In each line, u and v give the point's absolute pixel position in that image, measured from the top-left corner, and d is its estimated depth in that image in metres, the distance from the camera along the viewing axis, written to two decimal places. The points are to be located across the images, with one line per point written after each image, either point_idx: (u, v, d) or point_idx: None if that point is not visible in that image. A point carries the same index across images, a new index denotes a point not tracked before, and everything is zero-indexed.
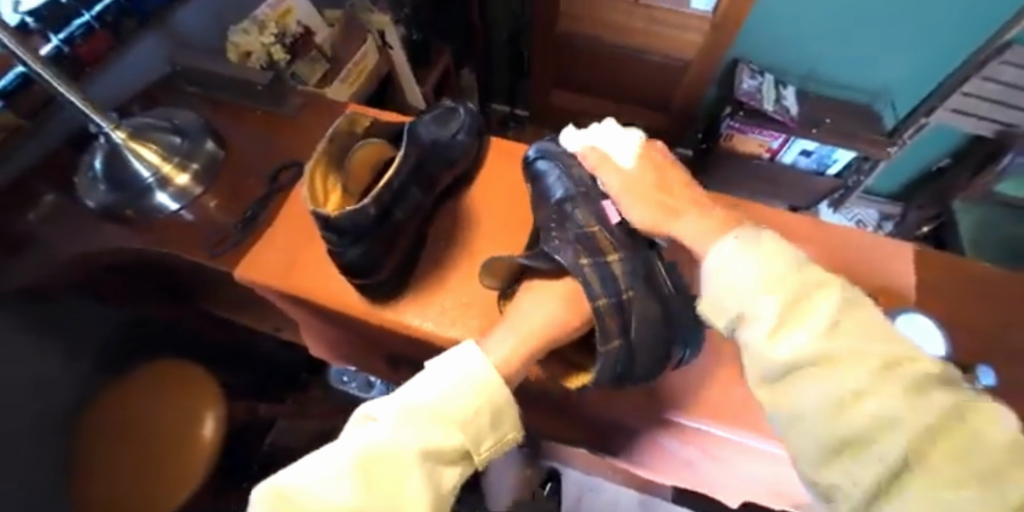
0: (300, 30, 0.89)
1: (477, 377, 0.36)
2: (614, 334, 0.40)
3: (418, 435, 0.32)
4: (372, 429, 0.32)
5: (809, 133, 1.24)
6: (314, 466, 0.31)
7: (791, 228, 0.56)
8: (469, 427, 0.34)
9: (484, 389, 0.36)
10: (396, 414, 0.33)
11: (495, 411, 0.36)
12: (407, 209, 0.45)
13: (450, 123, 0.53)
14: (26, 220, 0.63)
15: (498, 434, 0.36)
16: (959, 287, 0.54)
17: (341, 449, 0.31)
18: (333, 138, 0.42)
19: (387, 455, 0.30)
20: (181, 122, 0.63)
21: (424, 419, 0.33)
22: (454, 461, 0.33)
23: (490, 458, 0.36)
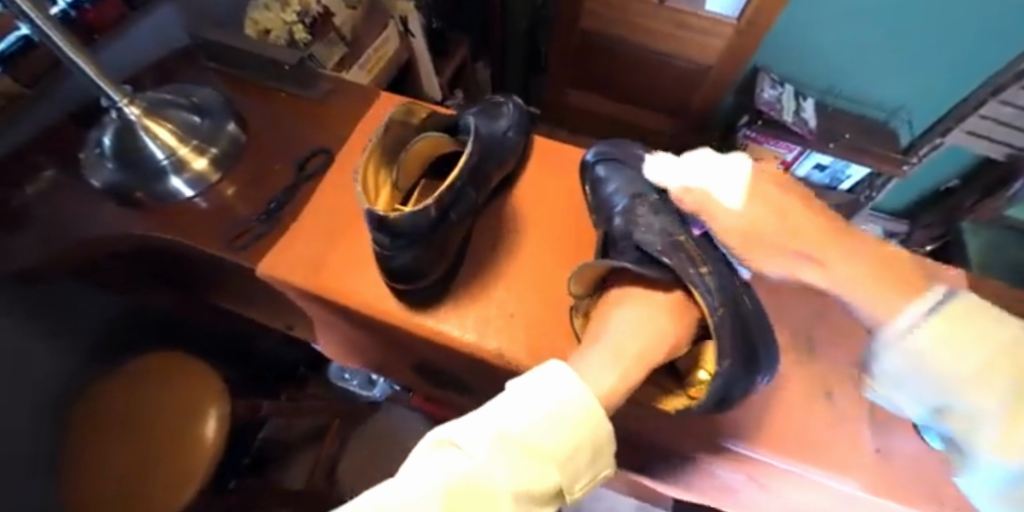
0: (321, 10, 0.83)
1: (576, 404, 0.31)
2: (724, 354, 0.37)
3: (515, 471, 0.27)
4: (461, 456, 0.28)
5: (826, 148, 1.25)
6: (391, 489, 0.26)
7: None
8: (566, 468, 0.30)
9: (585, 420, 0.31)
10: (490, 442, 0.28)
11: (593, 448, 0.31)
12: (463, 209, 0.41)
13: (499, 119, 0.51)
14: (22, 195, 0.58)
15: (590, 472, 0.31)
16: None
17: (428, 474, 0.26)
18: (389, 129, 0.38)
19: (483, 491, 0.26)
20: (200, 100, 0.59)
21: (521, 451, 0.28)
22: (547, 501, 0.29)
23: (578, 495, 0.32)
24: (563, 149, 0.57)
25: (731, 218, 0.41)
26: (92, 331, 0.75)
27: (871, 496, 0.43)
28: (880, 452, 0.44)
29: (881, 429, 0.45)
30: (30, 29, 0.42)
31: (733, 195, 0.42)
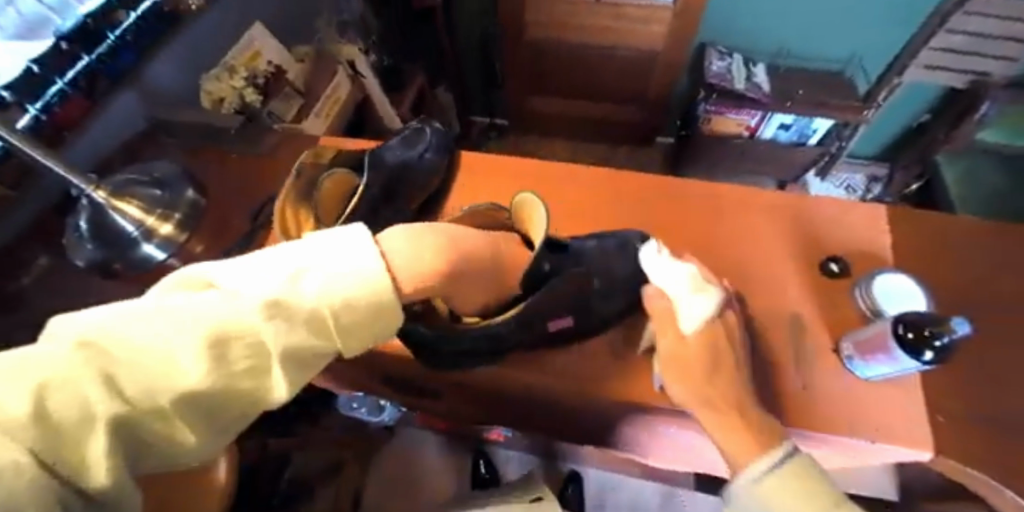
0: (271, 69, 0.93)
1: (370, 276, 0.32)
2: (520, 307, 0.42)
3: (285, 328, 0.29)
4: (229, 300, 0.29)
5: (783, 107, 1.25)
6: (157, 317, 0.27)
7: (766, 202, 0.57)
8: (343, 333, 0.32)
9: (371, 290, 0.32)
10: (263, 299, 0.29)
11: (378, 319, 0.33)
12: (378, 230, 0.46)
13: (417, 142, 0.53)
14: (22, 283, 0.65)
15: (368, 338, 0.33)
16: (932, 241, 0.54)
17: (191, 314, 0.27)
18: (299, 175, 0.45)
19: (245, 337, 0.28)
20: (159, 174, 0.64)
21: (291, 312, 0.29)
22: (316, 358, 0.32)
23: (356, 356, 0.35)
24: (488, 158, 0.61)
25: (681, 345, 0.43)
26: None
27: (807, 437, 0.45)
28: (808, 388, 0.46)
29: (806, 368, 0.47)
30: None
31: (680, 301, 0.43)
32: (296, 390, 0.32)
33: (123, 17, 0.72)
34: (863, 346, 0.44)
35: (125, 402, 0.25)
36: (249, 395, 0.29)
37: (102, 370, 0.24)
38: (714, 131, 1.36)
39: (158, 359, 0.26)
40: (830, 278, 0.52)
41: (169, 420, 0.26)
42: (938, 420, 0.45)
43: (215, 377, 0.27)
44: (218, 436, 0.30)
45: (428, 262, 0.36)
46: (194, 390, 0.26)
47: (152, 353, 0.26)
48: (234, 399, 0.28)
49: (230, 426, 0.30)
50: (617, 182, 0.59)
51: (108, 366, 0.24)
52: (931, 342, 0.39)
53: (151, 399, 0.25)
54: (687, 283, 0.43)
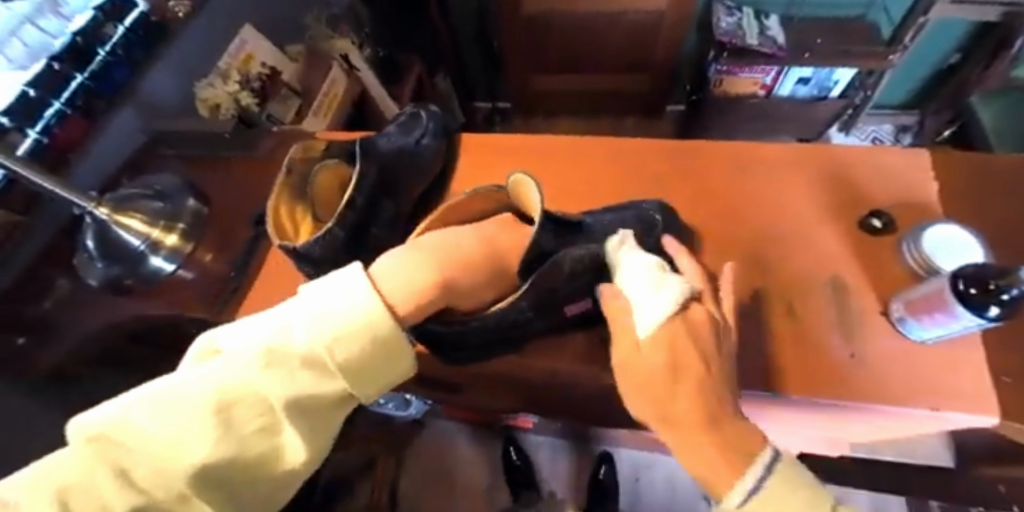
0: (265, 71, 0.91)
1: (363, 307, 0.30)
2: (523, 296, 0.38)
3: (286, 382, 0.27)
4: (227, 363, 0.28)
5: (801, 60, 1.18)
6: (158, 396, 0.26)
7: (797, 159, 0.53)
8: (350, 374, 0.29)
9: (367, 323, 0.29)
10: (259, 352, 0.27)
11: (383, 351, 0.30)
12: (381, 223, 0.43)
13: (413, 128, 0.50)
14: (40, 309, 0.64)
15: (380, 377, 0.31)
16: (984, 185, 0.50)
17: (190, 387, 0.26)
18: (290, 169, 0.41)
19: (248, 399, 0.27)
20: (160, 186, 0.62)
21: (290, 364, 0.28)
22: (331, 406, 0.30)
23: (375, 396, 0.32)
24: (489, 139, 0.58)
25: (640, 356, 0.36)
26: None
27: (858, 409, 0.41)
28: (856, 356, 0.42)
29: (852, 334, 0.43)
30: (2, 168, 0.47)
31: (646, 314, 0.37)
32: (318, 445, 0.30)
33: (111, 31, 0.70)
34: (916, 306, 0.40)
35: (141, 492, 0.24)
36: (269, 459, 0.28)
37: (112, 465, 0.24)
38: (728, 93, 1.30)
39: (166, 441, 0.25)
40: (873, 235, 0.47)
41: (191, 503, 0.25)
42: (1005, 381, 0.40)
43: (222, 447, 0.25)
44: (255, 508, 0.29)
45: (416, 283, 0.34)
46: (207, 465, 0.25)
47: (153, 440, 0.25)
48: (254, 467, 0.27)
49: (265, 496, 0.29)
50: (628, 150, 0.56)
51: (117, 460, 0.24)
52: (998, 297, 0.34)
53: (165, 486, 0.24)
54: (646, 283, 0.37)
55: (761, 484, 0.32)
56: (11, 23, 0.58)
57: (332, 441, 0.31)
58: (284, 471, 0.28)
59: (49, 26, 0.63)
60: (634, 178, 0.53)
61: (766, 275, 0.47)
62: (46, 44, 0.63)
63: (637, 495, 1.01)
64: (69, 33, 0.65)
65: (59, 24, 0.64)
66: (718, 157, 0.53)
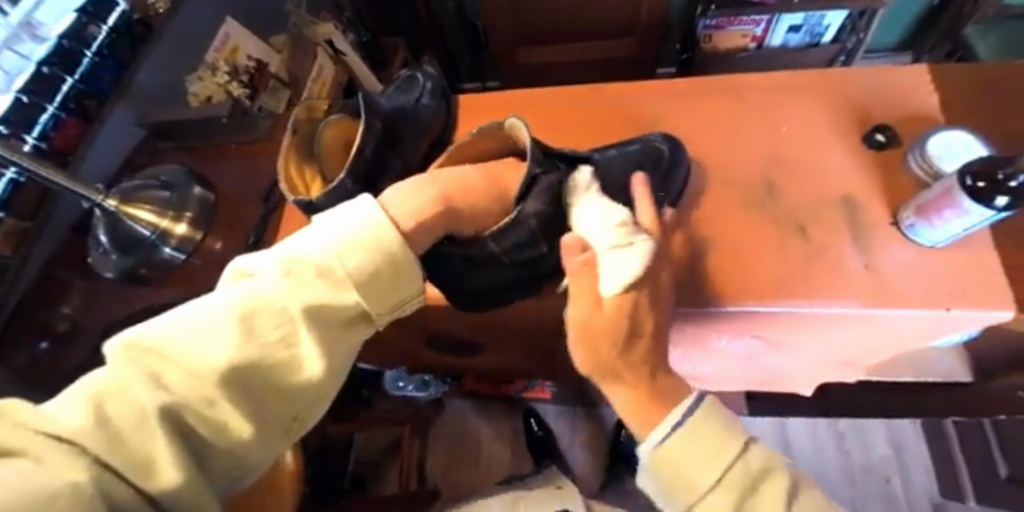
0: (252, 63, 0.91)
1: (370, 226, 0.31)
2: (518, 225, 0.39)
3: (302, 288, 0.28)
4: (247, 282, 0.29)
5: (792, 6, 1.16)
6: (183, 315, 0.28)
7: (795, 85, 0.52)
8: (360, 284, 0.30)
9: (373, 237, 0.31)
10: (275, 269, 0.29)
11: (390, 265, 0.31)
12: (392, 178, 0.44)
13: (411, 90, 0.50)
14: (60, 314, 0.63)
15: (392, 293, 0.32)
16: (983, 91, 0.50)
17: (214, 302, 0.28)
18: (295, 128, 0.41)
19: (269, 308, 0.28)
20: (167, 176, 0.61)
21: (305, 274, 0.29)
22: (348, 323, 0.30)
23: (390, 319, 0.32)
24: (488, 99, 0.57)
25: (596, 315, 0.35)
26: None
27: (875, 312, 0.41)
28: (871, 266, 0.43)
29: (866, 245, 0.44)
30: (16, 169, 0.46)
31: (610, 261, 0.36)
32: (337, 361, 0.30)
33: (95, 31, 0.69)
34: (926, 208, 0.40)
35: (172, 395, 0.25)
36: (290, 369, 0.28)
37: (146, 369, 0.25)
38: (719, 49, 1.31)
39: (194, 349, 0.26)
40: (879, 150, 0.47)
41: (219, 409, 0.26)
42: (1016, 274, 0.41)
43: (245, 350, 0.26)
44: (280, 428, 0.29)
45: (421, 208, 0.35)
46: (230, 365, 0.26)
47: (181, 348, 0.26)
48: (277, 376, 0.27)
49: (289, 415, 0.29)
50: (626, 96, 0.55)
51: (150, 366, 0.25)
52: (1006, 185, 0.35)
53: (195, 388, 0.25)
54: (607, 236, 0.37)
55: (681, 421, 0.33)
56: None
57: (349, 364, 0.31)
58: (306, 385, 0.28)
59: (25, 49, 0.65)
60: (633, 121, 0.54)
61: (775, 199, 0.47)
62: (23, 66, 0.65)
63: None
64: (54, 37, 0.66)
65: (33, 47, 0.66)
66: (719, 91, 0.53)
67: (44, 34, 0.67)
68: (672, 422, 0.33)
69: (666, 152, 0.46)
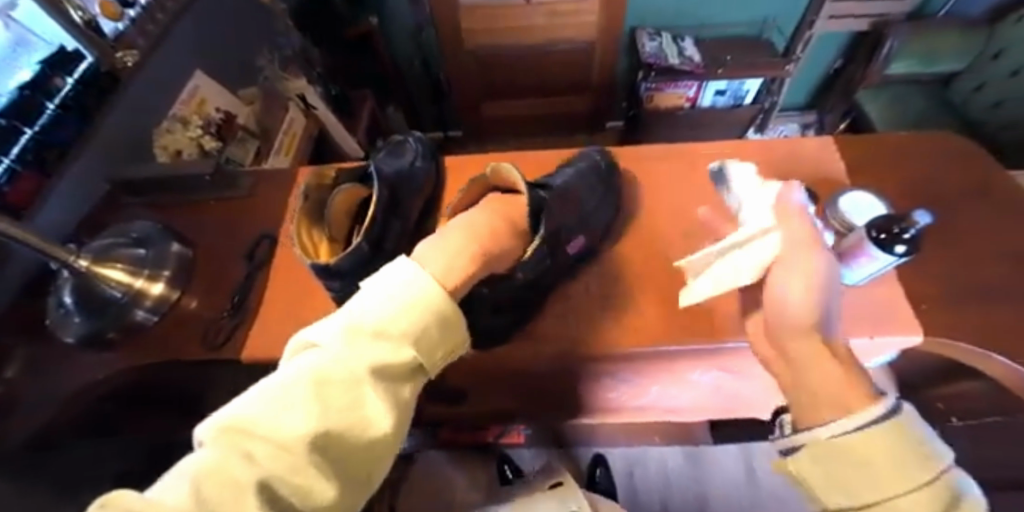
0: (221, 115, 0.94)
1: (420, 287, 0.35)
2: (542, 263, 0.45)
3: (369, 352, 0.31)
4: (314, 350, 0.32)
5: (716, 74, 1.32)
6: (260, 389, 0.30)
7: (731, 153, 0.62)
8: (417, 341, 0.34)
9: (424, 298, 0.35)
10: (341, 334, 0.32)
11: (439, 320, 0.35)
12: (395, 238, 0.48)
13: (404, 153, 0.55)
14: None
15: (441, 345, 0.36)
16: (875, 156, 0.61)
17: (288, 375, 0.30)
18: (307, 195, 0.45)
19: (342, 375, 0.31)
20: (140, 233, 0.61)
21: (369, 337, 0.32)
22: (408, 376, 0.34)
23: (439, 365, 0.36)
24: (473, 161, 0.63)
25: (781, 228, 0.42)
26: None
27: None
28: None
29: None
30: None
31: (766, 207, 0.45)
32: (401, 414, 0.33)
33: (60, 84, 0.68)
34: (843, 254, 0.49)
35: (268, 469, 0.27)
36: (366, 429, 0.31)
37: (239, 448, 0.27)
38: (659, 108, 1.45)
39: (281, 421, 0.28)
40: (802, 208, 0.57)
41: (309, 476, 0.28)
42: (920, 307, 0.51)
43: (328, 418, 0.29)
44: (356, 485, 0.31)
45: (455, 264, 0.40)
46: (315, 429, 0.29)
47: (270, 422, 0.28)
48: (355, 437, 0.30)
49: (363, 473, 0.32)
50: (592, 159, 0.63)
51: (243, 445, 0.27)
52: (902, 237, 0.45)
53: (285, 459, 0.27)
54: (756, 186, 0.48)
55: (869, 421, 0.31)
56: None
57: (410, 415, 0.34)
58: (379, 440, 0.31)
59: None
60: (603, 181, 0.61)
61: None
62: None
63: (633, 487, 1.06)
64: (15, 88, 0.64)
65: None
66: None
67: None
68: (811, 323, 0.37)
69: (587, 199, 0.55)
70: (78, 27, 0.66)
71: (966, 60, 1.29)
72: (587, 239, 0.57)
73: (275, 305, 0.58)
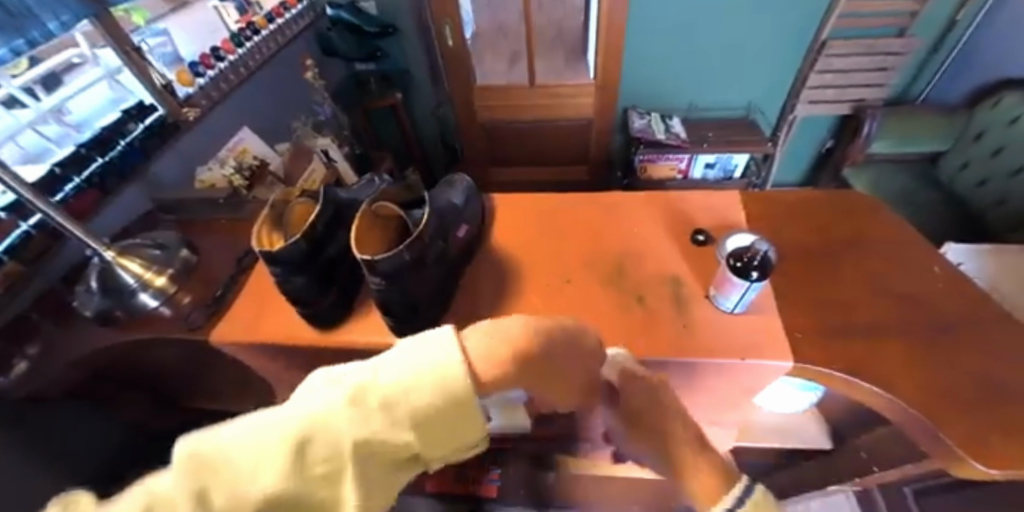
0: (257, 162, 1.08)
1: (438, 364, 0.36)
2: (428, 234, 0.54)
3: (377, 377, 0.34)
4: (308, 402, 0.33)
5: (702, 148, 1.45)
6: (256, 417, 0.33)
7: (644, 199, 0.71)
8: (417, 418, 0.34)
9: (437, 372, 0.35)
10: (345, 390, 0.33)
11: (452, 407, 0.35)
12: (336, 244, 0.60)
13: (368, 188, 0.70)
14: (25, 355, 0.70)
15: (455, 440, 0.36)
16: (774, 208, 0.68)
17: (282, 419, 0.32)
18: (272, 205, 0.58)
19: (330, 425, 0.32)
20: (162, 239, 0.76)
21: (363, 388, 0.33)
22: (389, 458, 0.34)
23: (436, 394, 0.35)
24: None
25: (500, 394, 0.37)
26: None
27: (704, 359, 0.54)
28: (689, 327, 0.56)
29: (686, 312, 0.58)
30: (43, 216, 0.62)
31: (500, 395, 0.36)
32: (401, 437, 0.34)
33: (131, 127, 0.86)
34: (719, 284, 0.55)
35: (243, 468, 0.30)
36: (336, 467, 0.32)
37: (204, 476, 0.30)
38: (651, 178, 1.55)
39: (248, 456, 0.30)
40: (699, 246, 0.64)
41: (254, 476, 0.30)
42: (796, 335, 0.55)
43: (306, 470, 0.31)
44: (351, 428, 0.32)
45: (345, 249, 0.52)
46: (357, 435, 0.32)
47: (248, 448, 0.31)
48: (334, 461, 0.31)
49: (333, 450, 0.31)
50: (526, 200, 0.74)
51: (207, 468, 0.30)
52: (752, 267, 0.52)
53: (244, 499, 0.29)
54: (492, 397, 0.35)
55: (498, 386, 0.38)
56: (13, 127, 0.73)
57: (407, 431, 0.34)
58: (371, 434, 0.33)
59: (51, 131, 0.77)
60: (531, 217, 0.71)
61: (625, 275, 0.62)
62: (46, 146, 0.77)
63: None
64: (96, 127, 0.83)
65: (60, 131, 0.78)
66: (590, 199, 0.72)
67: (71, 121, 0.80)
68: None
69: (471, 208, 0.66)
70: (156, 85, 0.88)
71: (949, 142, 1.34)
72: (509, 262, 0.66)
73: (248, 304, 0.69)
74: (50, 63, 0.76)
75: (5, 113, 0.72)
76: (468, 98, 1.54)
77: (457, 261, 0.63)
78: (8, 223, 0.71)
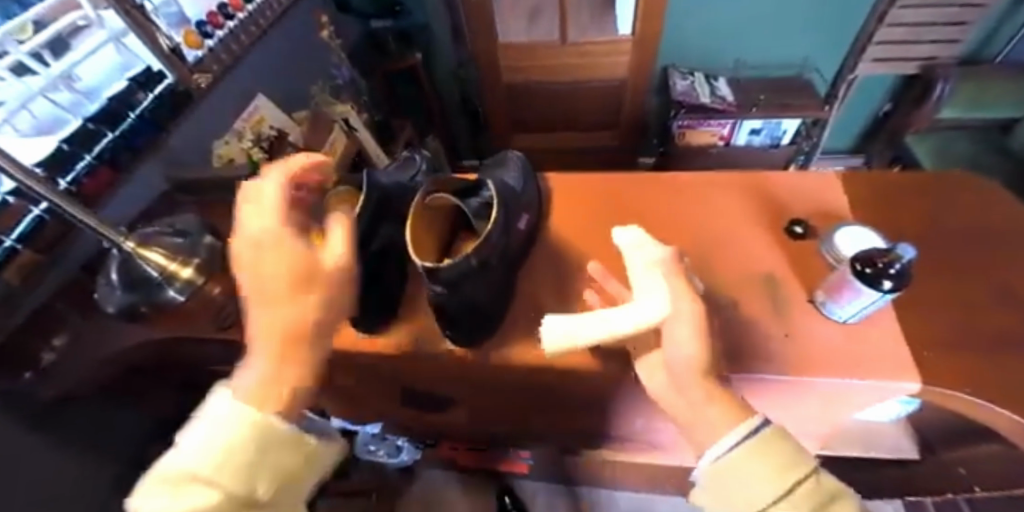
0: (273, 133, 1.05)
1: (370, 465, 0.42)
2: (495, 231, 0.47)
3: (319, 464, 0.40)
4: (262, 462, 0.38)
5: (750, 113, 1.34)
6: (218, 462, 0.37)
7: (727, 182, 0.63)
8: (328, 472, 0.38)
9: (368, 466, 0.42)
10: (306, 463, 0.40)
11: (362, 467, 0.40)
12: (382, 238, 0.53)
13: (409, 168, 0.62)
14: (52, 347, 0.63)
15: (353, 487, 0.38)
16: (878, 194, 0.60)
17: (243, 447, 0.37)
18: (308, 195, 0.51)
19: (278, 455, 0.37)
20: (182, 225, 0.68)
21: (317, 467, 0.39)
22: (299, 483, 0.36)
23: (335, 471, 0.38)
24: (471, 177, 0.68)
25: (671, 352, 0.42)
26: (123, 458, 0.80)
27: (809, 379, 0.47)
28: (791, 337, 0.49)
29: (787, 320, 0.51)
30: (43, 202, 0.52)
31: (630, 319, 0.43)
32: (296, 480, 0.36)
33: (141, 98, 0.77)
34: (830, 287, 0.48)
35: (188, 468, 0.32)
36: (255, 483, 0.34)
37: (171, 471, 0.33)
38: (691, 144, 1.44)
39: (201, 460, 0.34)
40: (795, 239, 0.56)
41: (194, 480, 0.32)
42: (921, 350, 0.48)
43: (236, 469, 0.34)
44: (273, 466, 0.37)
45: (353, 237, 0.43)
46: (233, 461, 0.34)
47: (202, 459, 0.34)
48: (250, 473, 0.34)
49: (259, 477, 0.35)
50: (589, 182, 0.66)
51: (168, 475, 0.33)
52: (888, 271, 0.44)
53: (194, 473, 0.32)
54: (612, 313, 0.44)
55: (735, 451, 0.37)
56: (23, 95, 0.65)
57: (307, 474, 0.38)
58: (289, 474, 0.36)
59: (62, 99, 0.70)
60: (597, 203, 0.63)
61: (714, 274, 0.55)
62: (60, 116, 0.69)
63: None
64: (104, 98, 0.74)
65: (73, 98, 0.71)
66: (663, 182, 0.64)
67: (82, 88, 0.72)
68: (731, 441, 0.37)
69: (530, 192, 0.58)
70: (163, 50, 0.77)
71: None
72: (574, 255, 0.59)
73: None
74: (57, 26, 0.68)
75: (17, 80, 0.64)
76: (493, 57, 1.40)
77: (518, 256, 0.55)
78: (16, 208, 0.62)
